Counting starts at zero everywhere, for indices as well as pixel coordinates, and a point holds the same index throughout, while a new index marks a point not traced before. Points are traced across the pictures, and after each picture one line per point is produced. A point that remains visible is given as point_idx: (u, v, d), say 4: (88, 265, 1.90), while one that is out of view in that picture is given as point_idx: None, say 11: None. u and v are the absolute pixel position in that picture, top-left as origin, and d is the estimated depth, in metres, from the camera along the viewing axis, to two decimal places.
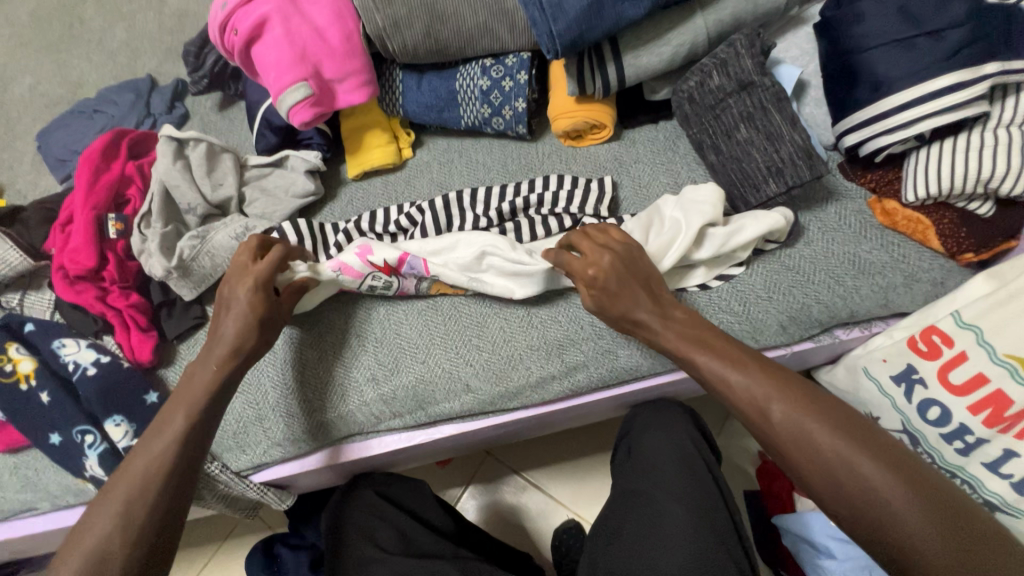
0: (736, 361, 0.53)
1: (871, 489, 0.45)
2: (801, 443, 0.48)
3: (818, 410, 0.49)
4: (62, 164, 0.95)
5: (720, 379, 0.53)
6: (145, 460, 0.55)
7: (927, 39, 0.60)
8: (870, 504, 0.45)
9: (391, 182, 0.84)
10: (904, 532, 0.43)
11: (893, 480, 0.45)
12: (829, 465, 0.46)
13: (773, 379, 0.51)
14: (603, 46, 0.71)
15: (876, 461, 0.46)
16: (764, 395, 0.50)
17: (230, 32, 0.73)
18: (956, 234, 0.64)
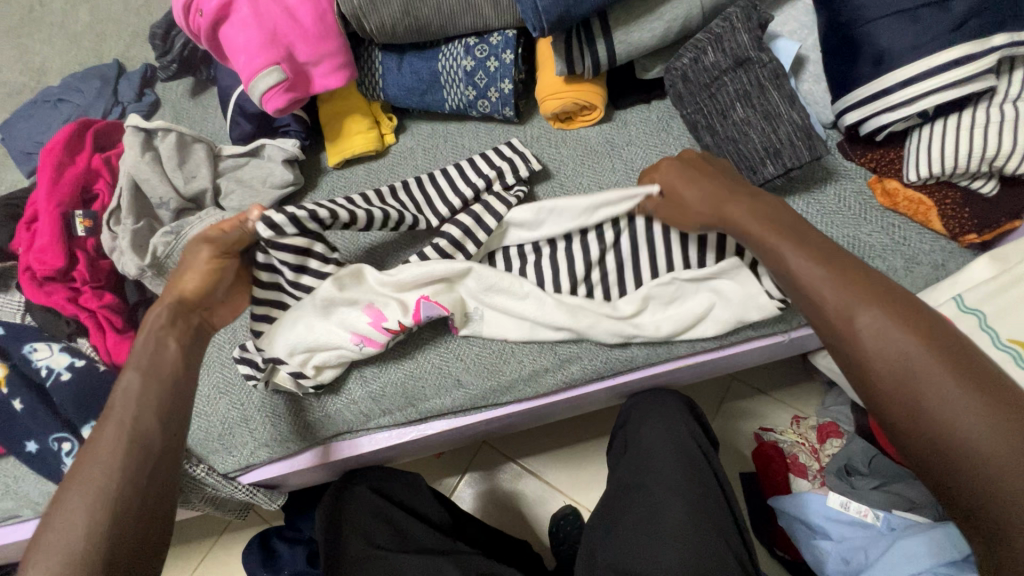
0: (833, 265, 0.48)
1: (972, 447, 0.38)
2: (905, 382, 0.42)
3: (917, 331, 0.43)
4: (29, 157, 0.90)
5: (794, 267, 0.49)
6: (120, 406, 0.48)
7: (931, 10, 0.57)
8: (938, 431, 0.40)
9: (375, 169, 0.80)
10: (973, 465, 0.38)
11: (1010, 452, 0.37)
12: (926, 406, 0.40)
13: (890, 307, 0.44)
14: (591, 22, 0.67)
15: (996, 427, 0.38)
16: (846, 303, 0.45)
17: (196, 14, 0.68)
18: (958, 214, 0.62)
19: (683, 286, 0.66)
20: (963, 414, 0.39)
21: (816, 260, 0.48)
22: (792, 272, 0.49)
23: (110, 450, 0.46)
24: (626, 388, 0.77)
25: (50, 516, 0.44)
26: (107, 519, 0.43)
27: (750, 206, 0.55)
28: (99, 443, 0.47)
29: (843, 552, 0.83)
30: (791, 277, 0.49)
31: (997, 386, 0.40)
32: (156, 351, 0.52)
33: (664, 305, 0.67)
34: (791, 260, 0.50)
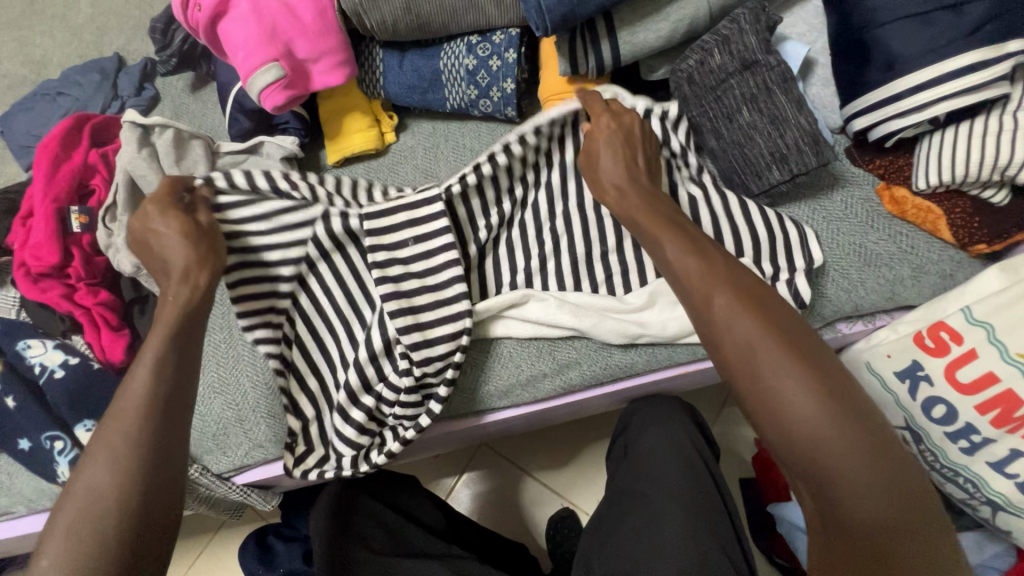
0: (695, 248, 0.49)
1: (808, 423, 0.40)
2: (760, 381, 0.42)
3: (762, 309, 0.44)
4: (27, 151, 0.90)
5: (665, 251, 0.50)
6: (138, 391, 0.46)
7: (945, 14, 0.55)
8: (778, 396, 0.41)
9: (375, 169, 0.79)
10: (811, 430, 0.40)
11: (831, 412, 0.40)
12: (779, 403, 0.41)
13: (751, 303, 0.45)
14: (596, 22, 0.65)
15: (836, 421, 0.39)
16: (708, 281, 0.46)
17: (194, 7, 0.67)
18: (968, 223, 0.60)
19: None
20: (810, 411, 0.40)
21: (686, 249, 0.49)
22: (662, 252, 0.51)
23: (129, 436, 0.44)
24: (625, 394, 0.76)
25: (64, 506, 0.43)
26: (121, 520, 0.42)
27: (641, 197, 0.55)
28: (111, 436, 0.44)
29: None
30: (665, 259, 0.50)
31: (821, 360, 0.42)
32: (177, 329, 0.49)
33: (673, 304, 0.65)
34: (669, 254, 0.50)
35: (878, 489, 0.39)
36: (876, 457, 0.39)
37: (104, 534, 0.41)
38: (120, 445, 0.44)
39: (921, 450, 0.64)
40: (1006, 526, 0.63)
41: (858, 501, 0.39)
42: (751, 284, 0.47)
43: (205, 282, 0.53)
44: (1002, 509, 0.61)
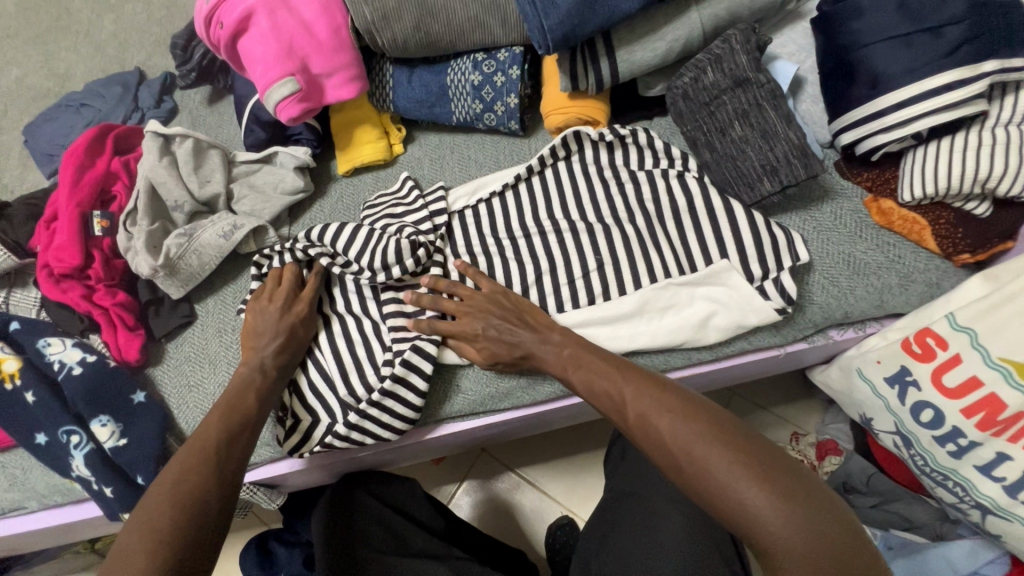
0: (604, 367, 0.57)
1: (728, 492, 0.44)
2: (675, 453, 0.48)
3: (668, 404, 0.51)
4: (50, 159, 0.94)
5: (583, 377, 0.58)
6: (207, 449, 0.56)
7: (925, 36, 0.58)
8: (697, 474, 0.46)
9: (383, 178, 0.83)
10: (733, 497, 0.44)
11: (748, 476, 0.44)
12: (695, 472, 0.46)
13: (651, 390, 0.53)
14: (596, 41, 0.69)
15: (741, 469, 0.45)
16: (621, 393, 0.54)
17: (216, 26, 0.71)
18: (951, 234, 0.63)
19: (681, 291, 0.67)
20: (719, 469, 0.45)
21: (601, 368, 0.57)
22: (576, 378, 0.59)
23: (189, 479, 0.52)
24: None
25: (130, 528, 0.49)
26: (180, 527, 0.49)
27: (536, 344, 0.63)
28: (184, 467, 0.53)
29: None
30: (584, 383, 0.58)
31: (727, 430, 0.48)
32: (248, 404, 0.62)
33: (665, 311, 0.67)
34: (576, 375, 0.59)
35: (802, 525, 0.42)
36: (791, 495, 0.43)
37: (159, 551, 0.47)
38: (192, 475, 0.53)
39: (912, 453, 0.67)
40: (995, 531, 0.64)
41: (787, 544, 0.41)
42: (655, 380, 0.54)
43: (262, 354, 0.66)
44: (991, 513, 0.62)
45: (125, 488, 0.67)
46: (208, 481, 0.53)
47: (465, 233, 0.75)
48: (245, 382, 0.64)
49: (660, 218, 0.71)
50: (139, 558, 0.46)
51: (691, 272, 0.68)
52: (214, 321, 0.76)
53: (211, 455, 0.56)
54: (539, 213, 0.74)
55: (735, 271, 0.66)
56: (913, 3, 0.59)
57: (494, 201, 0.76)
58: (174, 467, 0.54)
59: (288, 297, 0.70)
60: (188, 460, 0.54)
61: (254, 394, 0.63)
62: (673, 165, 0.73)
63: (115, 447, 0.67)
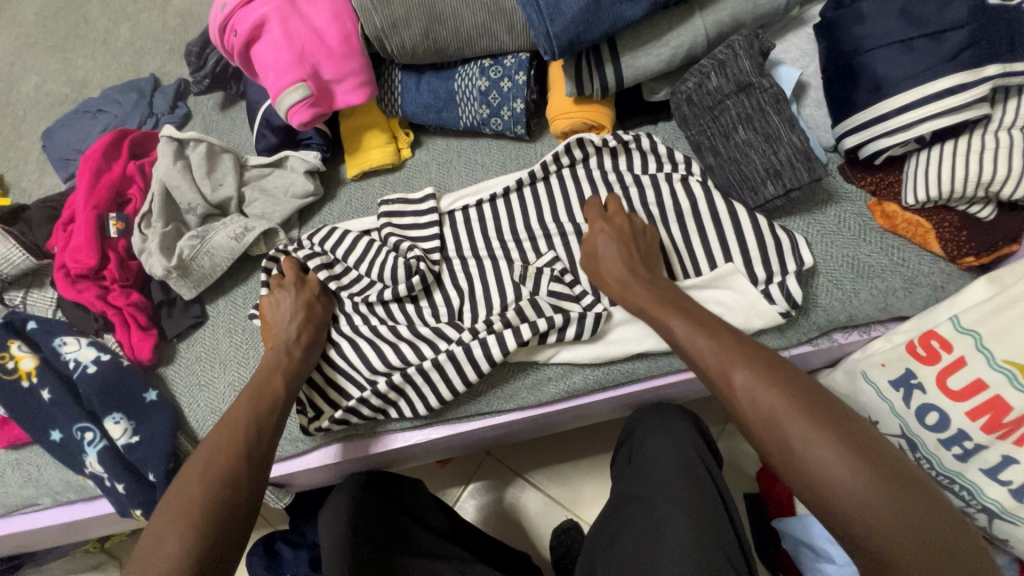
0: (706, 327, 0.56)
1: (837, 480, 0.44)
2: (784, 442, 0.47)
3: (779, 378, 0.50)
4: (67, 163, 0.96)
5: (681, 334, 0.57)
6: (237, 428, 0.58)
7: (927, 41, 0.59)
8: (804, 458, 0.45)
9: (391, 182, 0.84)
10: (841, 486, 0.43)
11: (863, 468, 0.44)
12: (806, 457, 0.45)
13: (765, 369, 0.50)
14: (601, 47, 0.70)
15: (853, 459, 0.44)
16: (726, 360, 0.52)
17: (230, 33, 0.73)
18: (957, 237, 0.63)
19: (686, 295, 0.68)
20: (830, 461, 0.44)
21: (703, 332, 0.56)
22: (675, 336, 0.57)
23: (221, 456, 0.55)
24: (627, 400, 0.78)
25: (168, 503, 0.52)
26: (212, 502, 0.51)
27: (639, 283, 0.63)
28: (213, 451, 0.55)
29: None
30: (681, 342, 0.56)
31: (838, 417, 0.47)
32: (275, 384, 0.63)
33: None
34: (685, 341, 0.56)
35: (919, 528, 0.42)
36: (904, 497, 0.43)
37: (194, 523, 0.49)
38: (223, 453, 0.55)
39: (918, 457, 0.66)
40: (1002, 535, 0.63)
41: (892, 540, 0.42)
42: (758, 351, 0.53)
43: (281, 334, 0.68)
44: (998, 517, 0.62)
45: (137, 484, 0.68)
46: (239, 461, 0.55)
47: (472, 236, 0.76)
48: (269, 364, 0.65)
49: (665, 221, 0.72)
50: (172, 534, 0.48)
51: (695, 275, 0.69)
52: (225, 322, 0.77)
53: (242, 438, 0.57)
54: (545, 216, 0.75)
55: (740, 274, 0.67)
56: (915, 8, 0.60)
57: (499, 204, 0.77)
58: (204, 450, 0.55)
59: (296, 281, 0.72)
60: (218, 443, 0.56)
61: (279, 375, 0.64)
62: (677, 169, 0.73)
63: (128, 445, 0.68)
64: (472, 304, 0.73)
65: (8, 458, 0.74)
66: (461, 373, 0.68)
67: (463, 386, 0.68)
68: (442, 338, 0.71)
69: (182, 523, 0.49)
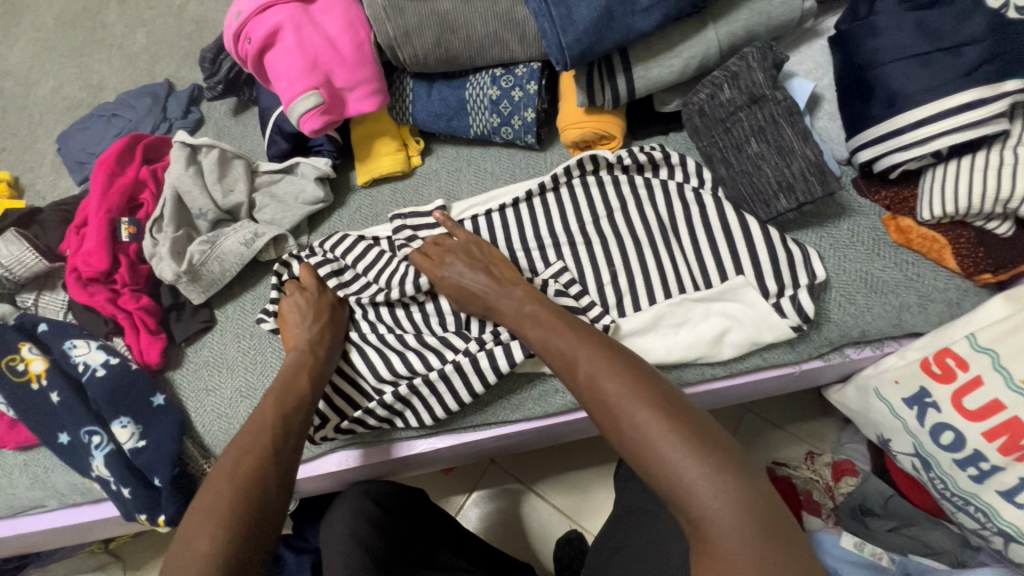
0: (556, 328, 0.57)
1: (658, 459, 0.43)
2: (617, 421, 0.47)
3: (612, 363, 0.51)
4: (82, 167, 0.97)
5: (538, 338, 0.58)
6: (262, 432, 0.58)
7: (943, 55, 0.58)
8: (632, 440, 0.45)
9: (401, 189, 0.84)
10: (664, 463, 0.43)
11: (676, 442, 0.43)
12: (627, 434, 0.46)
13: (601, 355, 0.51)
14: (612, 58, 0.70)
15: (669, 433, 0.44)
16: (573, 353, 0.53)
17: (244, 41, 0.74)
18: (974, 253, 0.62)
19: (695, 308, 0.67)
20: (655, 436, 0.44)
21: (559, 331, 0.57)
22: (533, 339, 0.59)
23: (250, 458, 0.55)
24: None
25: (196, 501, 0.51)
26: (239, 503, 0.50)
27: (510, 294, 0.64)
28: (242, 451, 0.55)
29: None
30: (539, 343, 0.58)
31: (660, 395, 0.47)
32: (301, 389, 0.64)
33: (676, 327, 0.67)
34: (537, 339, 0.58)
35: (732, 497, 0.41)
36: (721, 470, 0.42)
37: (223, 522, 0.49)
38: (252, 455, 0.55)
39: (932, 476, 0.66)
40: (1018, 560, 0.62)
41: (714, 514, 0.40)
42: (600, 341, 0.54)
43: (303, 337, 0.68)
44: (1014, 540, 0.60)
45: (143, 489, 0.68)
46: (267, 463, 0.55)
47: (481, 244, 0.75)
48: (292, 367, 0.66)
49: (674, 232, 0.71)
50: (202, 532, 0.48)
51: (704, 288, 0.68)
52: (233, 327, 0.78)
53: (269, 439, 0.57)
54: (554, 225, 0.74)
55: (751, 287, 0.66)
56: (932, 22, 0.59)
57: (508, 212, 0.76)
58: (233, 449, 0.56)
59: (316, 289, 0.73)
60: (246, 443, 0.56)
61: (305, 378, 0.65)
62: (688, 180, 0.73)
63: (135, 449, 0.68)
64: (480, 314, 0.72)
65: (16, 460, 0.74)
66: (468, 386, 0.68)
67: (469, 398, 0.68)
68: (449, 348, 0.70)
69: (211, 522, 0.49)
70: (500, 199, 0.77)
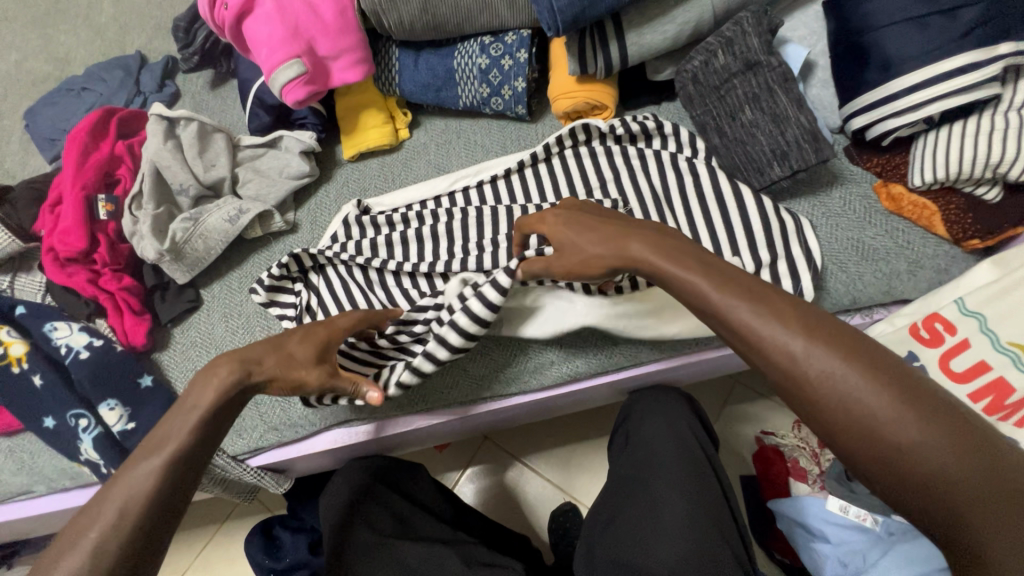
0: (767, 306, 0.42)
1: (965, 505, 0.34)
2: (887, 444, 0.36)
3: (869, 367, 0.38)
4: (52, 144, 0.93)
5: (732, 318, 0.43)
6: (126, 492, 0.43)
7: (939, 18, 0.58)
8: (915, 471, 0.35)
9: (389, 163, 0.82)
10: (967, 506, 0.34)
11: (987, 485, 0.34)
12: (903, 466, 0.36)
13: (855, 357, 0.38)
14: (605, 24, 0.68)
15: (981, 474, 0.34)
16: (800, 347, 0.40)
17: (220, 6, 0.71)
18: (962, 220, 0.63)
19: None
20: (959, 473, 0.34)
21: (772, 315, 0.41)
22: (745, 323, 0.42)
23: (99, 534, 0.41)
24: (627, 383, 0.78)
25: None
26: None
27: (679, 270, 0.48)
28: (96, 519, 0.41)
29: (840, 556, 0.80)
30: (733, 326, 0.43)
31: (958, 419, 0.36)
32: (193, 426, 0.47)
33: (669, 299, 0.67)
34: (727, 315, 0.43)
35: None
36: None
37: None
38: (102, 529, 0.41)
39: None
40: None
41: None
42: (844, 334, 0.40)
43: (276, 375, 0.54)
44: None
45: None
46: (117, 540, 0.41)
47: None
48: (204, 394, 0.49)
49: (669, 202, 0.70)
50: None
51: None
52: (220, 306, 0.76)
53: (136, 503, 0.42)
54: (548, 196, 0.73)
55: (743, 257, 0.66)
56: None
57: (501, 186, 0.75)
58: (91, 513, 0.42)
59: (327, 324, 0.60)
60: (106, 505, 0.42)
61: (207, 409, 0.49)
62: (682, 150, 0.72)
63: (124, 431, 0.67)
64: None
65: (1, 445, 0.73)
66: None
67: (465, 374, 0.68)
68: None
69: None
70: (492, 172, 0.76)
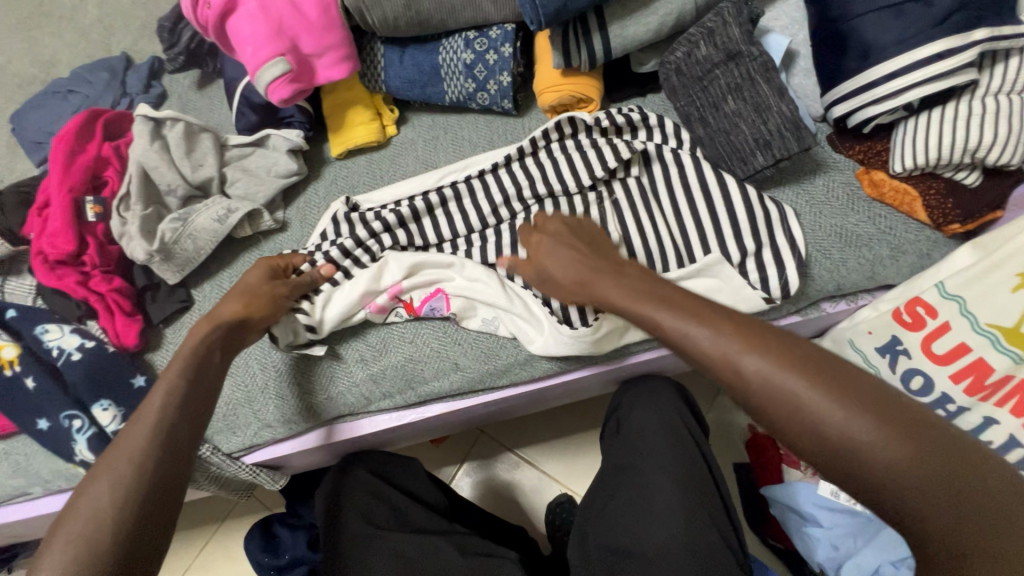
0: (700, 314, 0.47)
1: (883, 470, 0.37)
2: (811, 428, 0.39)
3: (794, 362, 0.41)
4: (39, 147, 0.93)
5: (672, 328, 0.48)
6: (131, 440, 0.48)
7: (915, 5, 0.59)
8: (841, 453, 0.38)
9: (377, 160, 0.82)
10: (882, 476, 0.37)
11: (900, 455, 0.37)
12: (822, 445, 0.39)
13: (780, 353, 0.42)
14: (588, 17, 0.69)
15: (891, 444, 0.37)
16: (728, 349, 0.44)
17: (203, 6, 0.71)
18: (942, 205, 0.64)
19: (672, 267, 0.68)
20: (876, 449, 0.37)
21: (702, 323, 0.46)
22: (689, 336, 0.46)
23: (118, 479, 0.46)
24: (617, 373, 0.79)
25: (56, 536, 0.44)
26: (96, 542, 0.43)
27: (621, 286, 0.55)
28: (110, 468, 0.46)
29: (833, 538, 0.82)
30: (673, 336, 0.48)
31: (874, 397, 0.39)
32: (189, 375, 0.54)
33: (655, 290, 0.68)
34: (667, 326, 0.48)
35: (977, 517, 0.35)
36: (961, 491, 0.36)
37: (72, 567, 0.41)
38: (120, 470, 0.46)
39: None
40: None
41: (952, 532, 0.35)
42: (768, 331, 0.44)
43: (224, 309, 0.61)
44: None
45: None
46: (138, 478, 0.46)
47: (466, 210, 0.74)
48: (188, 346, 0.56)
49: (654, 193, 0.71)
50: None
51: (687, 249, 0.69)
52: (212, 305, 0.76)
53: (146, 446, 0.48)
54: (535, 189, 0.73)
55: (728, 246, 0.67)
56: None
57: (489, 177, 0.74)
58: (104, 465, 0.47)
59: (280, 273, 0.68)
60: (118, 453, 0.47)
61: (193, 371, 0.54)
62: (667, 141, 0.73)
63: (118, 431, 0.67)
64: None
65: None
66: None
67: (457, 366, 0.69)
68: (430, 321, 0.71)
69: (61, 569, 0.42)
70: (479, 166, 0.76)
